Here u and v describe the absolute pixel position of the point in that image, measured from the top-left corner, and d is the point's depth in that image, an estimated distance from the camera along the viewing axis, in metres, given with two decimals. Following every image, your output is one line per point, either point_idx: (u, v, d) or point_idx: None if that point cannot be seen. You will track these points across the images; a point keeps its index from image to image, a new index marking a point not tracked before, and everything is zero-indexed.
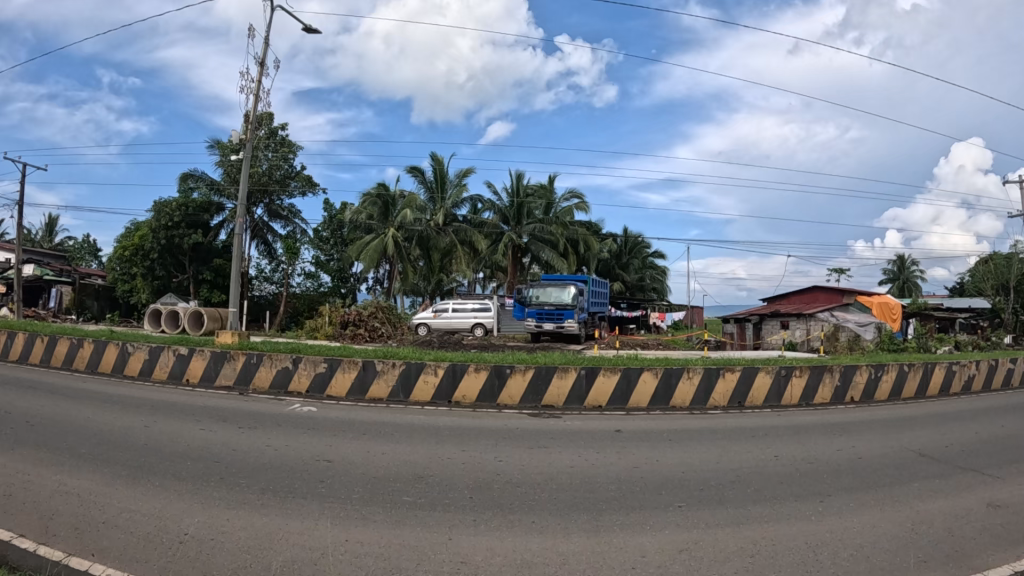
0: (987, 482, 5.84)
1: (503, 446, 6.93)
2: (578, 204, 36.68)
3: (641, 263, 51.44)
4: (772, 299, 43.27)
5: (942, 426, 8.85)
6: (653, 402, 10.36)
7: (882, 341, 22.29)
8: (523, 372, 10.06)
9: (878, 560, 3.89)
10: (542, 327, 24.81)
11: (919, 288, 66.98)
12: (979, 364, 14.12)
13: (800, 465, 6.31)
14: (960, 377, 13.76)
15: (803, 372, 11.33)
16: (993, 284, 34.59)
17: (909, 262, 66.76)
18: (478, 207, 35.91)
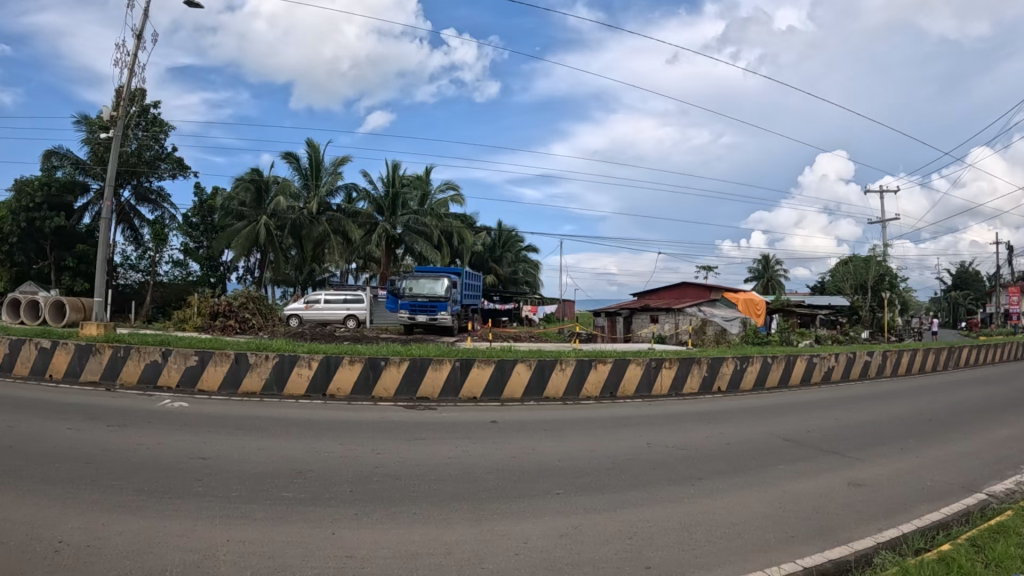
0: (847, 464, 6.30)
1: (383, 438, 6.93)
2: (454, 196, 36.90)
3: (515, 257, 52.29)
4: (643, 295, 44.69)
5: (803, 413, 9.42)
6: (527, 393, 10.58)
7: (748, 335, 23.44)
8: (397, 364, 10.06)
9: (748, 536, 4.15)
10: (415, 319, 24.79)
11: (781, 286, 70.81)
12: (837, 356, 15.09)
13: (671, 451, 6.62)
14: (820, 368, 14.66)
15: (672, 363, 11.82)
16: (852, 283, 36.89)
17: (773, 262, 70.37)
18: (352, 196, 35.25)
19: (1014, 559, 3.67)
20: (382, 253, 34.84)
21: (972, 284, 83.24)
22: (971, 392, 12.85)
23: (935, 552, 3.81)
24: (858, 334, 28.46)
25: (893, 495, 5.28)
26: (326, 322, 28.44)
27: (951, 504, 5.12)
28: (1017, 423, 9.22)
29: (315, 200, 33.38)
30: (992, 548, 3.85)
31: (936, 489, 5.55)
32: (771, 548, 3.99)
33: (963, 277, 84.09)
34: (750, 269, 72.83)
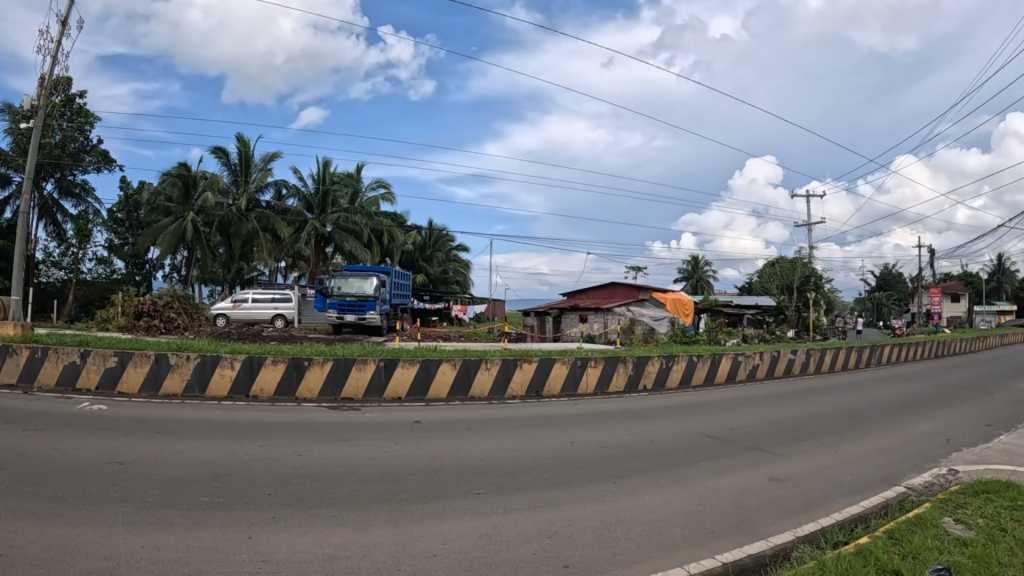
0: (768, 459, 6.43)
1: (304, 440, 6.82)
2: (385, 194, 36.72)
3: (444, 256, 52.44)
4: (574, 294, 45.05)
5: (726, 410, 9.59)
6: (452, 393, 10.57)
7: (676, 334, 23.81)
8: (321, 364, 9.94)
9: (668, 533, 4.20)
10: (344, 318, 24.54)
11: (710, 286, 72.19)
12: (761, 355, 15.41)
13: (595, 450, 6.67)
14: (745, 367, 14.96)
15: (598, 362, 11.95)
16: (779, 284, 37.80)
17: (702, 262, 71.68)
18: (281, 193, 34.39)
19: (925, 551, 3.78)
20: (312, 250, 34.65)
21: (895, 285, 86.21)
22: (890, 389, 13.28)
23: (852, 544, 3.91)
24: (783, 334, 29.19)
25: (812, 489, 5.41)
26: (254, 322, 27.92)
27: (867, 497, 5.26)
28: (930, 418, 9.55)
29: (245, 196, 32.56)
30: (906, 541, 3.96)
31: (854, 482, 5.70)
32: (691, 544, 4.03)
33: (886, 278, 87.07)
34: (679, 270, 74.07)
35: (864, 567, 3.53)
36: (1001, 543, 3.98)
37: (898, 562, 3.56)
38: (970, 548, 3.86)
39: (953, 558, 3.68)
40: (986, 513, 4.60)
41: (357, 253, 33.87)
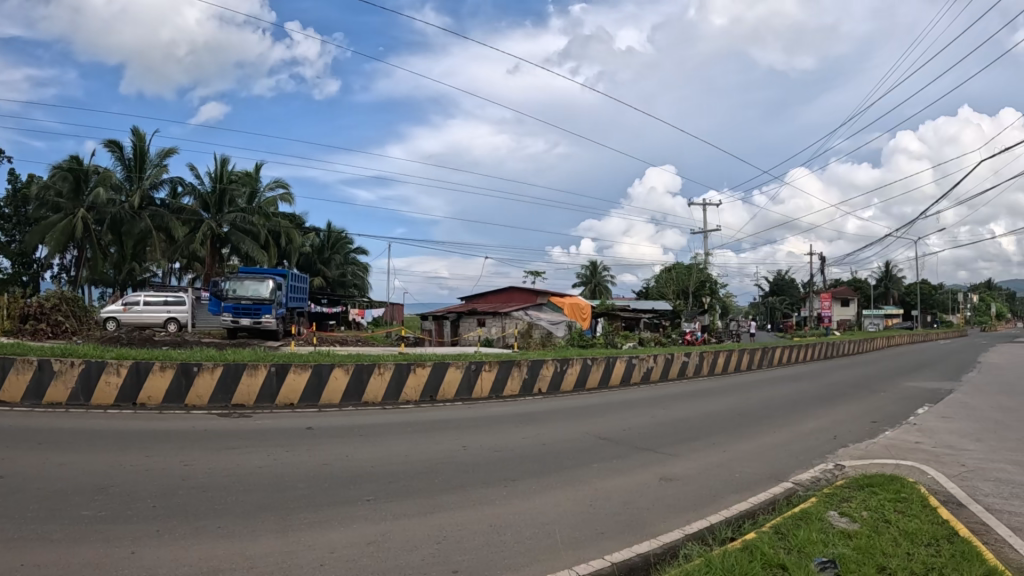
0: (660, 459, 6.59)
1: (191, 449, 6.61)
2: (283, 195, 36.16)
3: (343, 259, 51.75)
4: (474, 297, 45.18)
5: (618, 412, 9.79)
6: (345, 398, 10.45)
7: (573, 337, 24.20)
8: (211, 370, 9.67)
9: (558, 535, 4.25)
10: (238, 322, 23.95)
11: (609, 290, 73.73)
12: (655, 357, 15.82)
13: (489, 453, 6.70)
14: (639, 369, 15.33)
15: (492, 366, 12.05)
16: (674, 289, 38.72)
17: (601, 267, 73.19)
18: (177, 191, 33.63)
19: (809, 544, 3.94)
20: (207, 253, 33.78)
21: (787, 290, 89.95)
22: (780, 389, 13.82)
23: (739, 541, 4.04)
24: (679, 337, 30.10)
25: (701, 487, 5.58)
26: (144, 326, 26.93)
27: (756, 493, 5.46)
28: (813, 416, 10.00)
29: (138, 193, 31.55)
30: (793, 535, 4.11)
31: (739, 480, 5.91)
32: (585, 546, 4.10)
33: (779, 284, 90.84)
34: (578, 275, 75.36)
35: (751, 561, 3.65)
36: (880, 534, 4.19)
37: (782, 556, 3.70)
38: (852, 540, 4.04)
39: (837, 551, 3.85)
40: (867, 505, 4.84)
41: (255, 255, 33.34)
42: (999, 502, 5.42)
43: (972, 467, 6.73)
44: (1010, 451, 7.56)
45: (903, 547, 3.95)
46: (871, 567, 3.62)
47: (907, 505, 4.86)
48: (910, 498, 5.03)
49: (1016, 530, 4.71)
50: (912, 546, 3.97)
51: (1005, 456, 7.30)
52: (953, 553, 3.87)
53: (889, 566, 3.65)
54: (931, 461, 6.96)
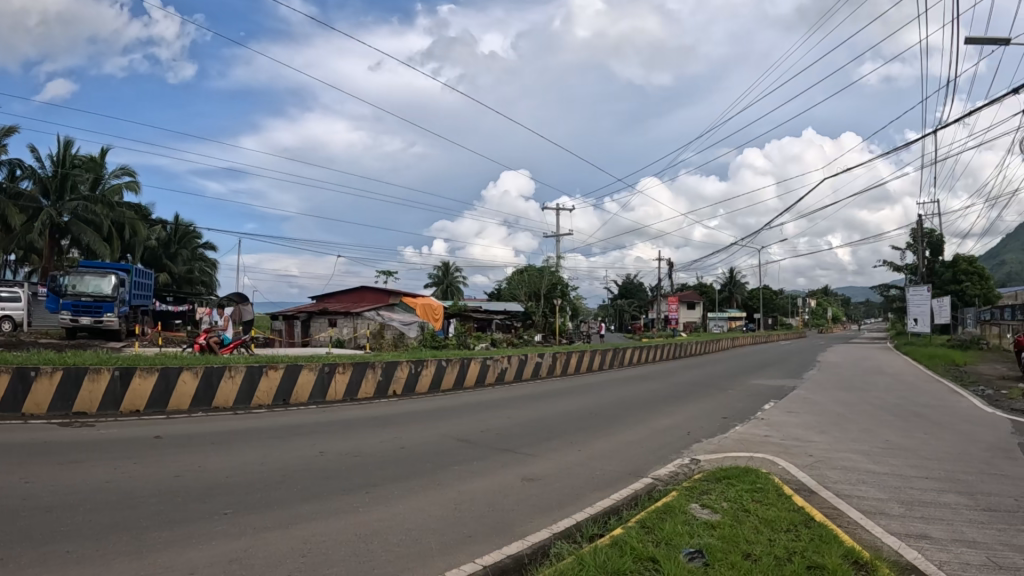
0: (519, 460, 6.67)
1: (26, 464, 6.02)
2: (130, 183, 33.93)
3: (189, 254, 49.05)
4: (325, 297, 43.97)
5: (478, 413, 9.84)
6: (195, 404, 9.88)
7: (426, 338, 24.06)
8: (50, 376, 8.86)
9: (426, 540, 4.22)
10: (78, 321, 22.12)
11: (460, 292, 74.04)
12: (509, 358, 16.04)
13: (348, 459, 6.54)
14: (493, 370, 15.49)
15: (346, 368, 11.77)
16: (526, 291, 39.69)
17: (453, 268, 73.35)
18: (13, 173, 30.64)
19: (676, 536, 4.11)
20: (44, 244, 31.13)
21: (634, 293, 93.79)
22: (633, 388, 14.34)
23: (609, 537, 4.16)
24: (531, 338, 30.66)
25: (563, 486, 5.70)
26: None
27: (620, 490, 5.64)
28: (668, 413, 10.47)
29: None
30: (658, 528, 4.28)
31: (600, 477, 6.09)
32: (459, 549, 4.10)
33: (628, 288, 94.38)
34: (430, 275, 75.15)
35: (622, 556, 3.77)
36: (743, 523, 4.44)
37: (651, 549, 3.85)
38: (717, 530, 4.26)
39: (703, 541, 4.05)
40: (728, 496, 5.11)
41: (97, 247, 31.17)
42: (844, 488, 5.91)
43: (817, 457, 7.27)
44: (849, 441, 8.24)
45: (764, 534, 4.22)
46: (736, 554, 3.84)
47: (760, 494, 5.18)
48: (766, 488, 5.37)
49: (863, 513, 5.15)
50: (772, 533, 4.24)
51: (846, 446, 7.95)
52: (808, 539, 4.16)
53: (751, 553, 3.88)
54: (781, 453, 7.45)
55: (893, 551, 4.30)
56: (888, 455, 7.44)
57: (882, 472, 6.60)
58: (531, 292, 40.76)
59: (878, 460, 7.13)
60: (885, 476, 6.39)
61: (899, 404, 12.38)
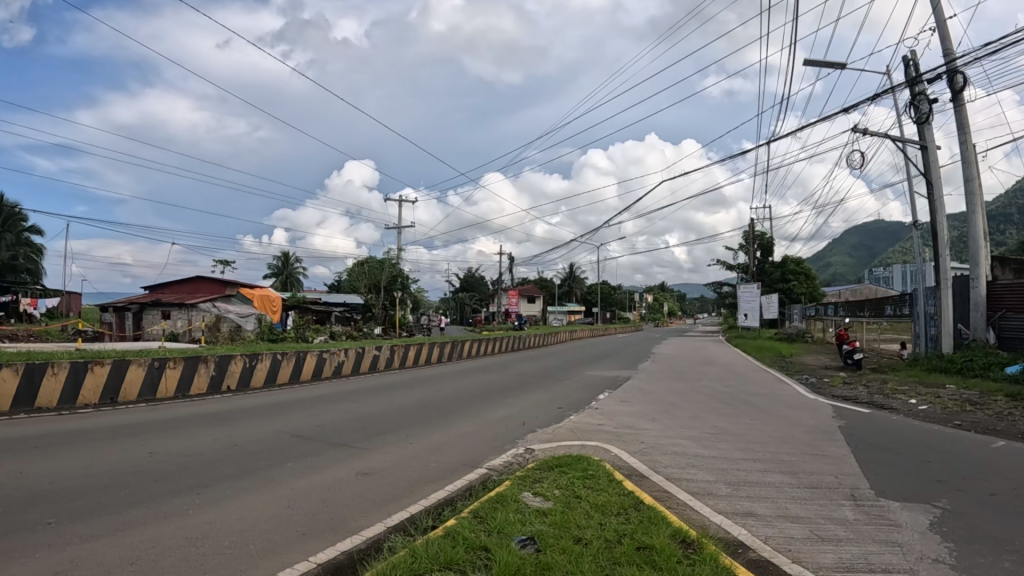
0: (354, 454, 6.53)
1: None
2: None
3: (10, 239, 45.12)
4: (158, 288, 41.66)
5: (315, 408, 9.56)
6: (14, 405, 9.04)
7: (262, 331, 23.27)
8: None
9: (260, 540, 4.04)
10: None
11: (300, 282, 72.11)
12: (346, 352, 15.71)
13: (178, 459, 6.16)
14: (330, 363, 15.13)
15: (177, 363, 11.12)
16: (366, 283, 38.68)
17: (293, 259, 71.21)
18: None
19: (508, 525, 4.15)
20: None
21: (476, 287, 94.83)
22: (471, 380, 14.42)
23: (442, 528, 4.14)
24: (371, 331, 30.39)
25: (397, 479, 5.63)
26: None
27: (454, 481, 5.64)
28: (506, 405, 10.60)
29: None
30: (491, 517, 4.31)
31: (436, 469, 6.06)
32: (293, 548, 3.96)
33: (469, 280, 95.14)
34: (269, 265, 72.55)
35: (455, 547, 3.76)
36: (574, 508, 4.55)
37: (484, 539, 3.87)
38: (548, 517, 4.34)
39: (535, 528, 4.11)
40: (559, 484, 5.23)
41: None
42: (676, 472, 6.19)
43: (649, 443, 7.58)
44: (680, 428, 8.65)
45: (595, 518, 4.34)
46: (568, 539, 3.93)
47: (592, 480, 5.34)
48: (596, 474, 5.54)
49: (693, 494, 5.42)
50: (602, 517, 4.37)
51: (677, 432, 8.35)
52: (639, 520, 4.33)
53: (583, 537, 3.99)
54: (613, 440, 7.72)
55: (719, 528, 4.55)
56: (716, 440, 7.86)
57: (710, 455, 6.96)
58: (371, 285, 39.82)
59: (708, 444, 7.53)
60: (713, 459, 6.76)
61: (728, 392, 13.15)
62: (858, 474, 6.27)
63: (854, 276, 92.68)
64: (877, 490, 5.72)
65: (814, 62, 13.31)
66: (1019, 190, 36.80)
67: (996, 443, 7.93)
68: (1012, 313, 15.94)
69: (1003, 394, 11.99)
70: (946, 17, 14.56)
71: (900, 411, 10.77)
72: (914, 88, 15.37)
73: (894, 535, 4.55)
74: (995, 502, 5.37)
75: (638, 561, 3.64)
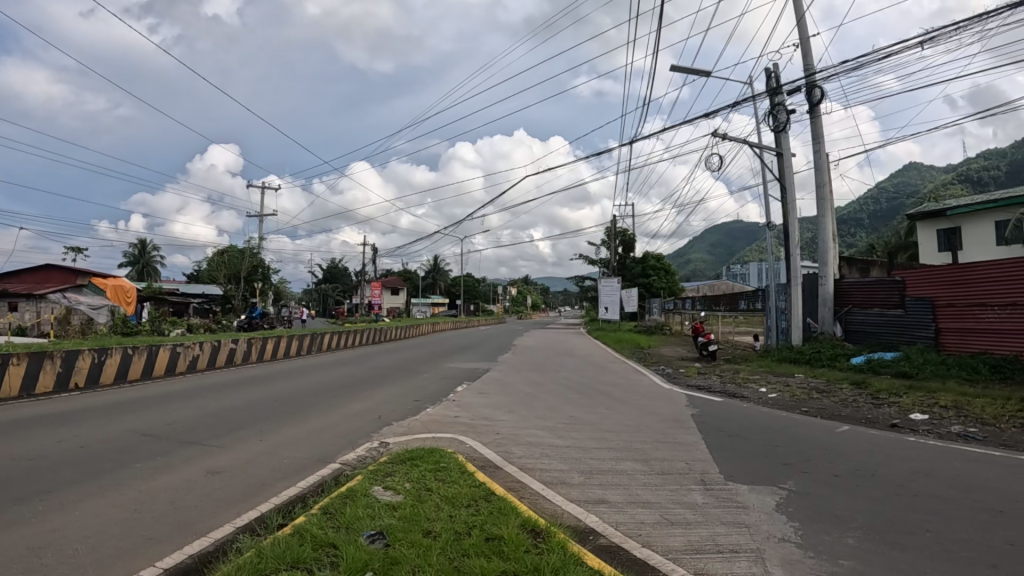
0: (205, 453, 6.23)
1: None
2: None
3: None
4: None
5: (167, 406, 9.09)
6: None
7: (115, 323, 22.02)
8: None
9: (105, 547, 3.77)
10: None
11: (157, 271, 68.83)
12: (201, 345, 15.03)
13: (16, 464, 5.69)
14: (184, 358, 14.45)
15: (20, 359, 10.32)
16: (225, 274, 37.37)
17: (151, 247, 67.84)
18: None
19: (358, 520, 4.05)
20: None
21: (340, 278, 93.36)
22: (328, 373, 14.12)
23: (290, 526, 3.99)
24: (229, 323, 29.31)
25: (250, 477, 5.42)
26: None
27: (307, 477, 5.48)
28: (364, 398, 10.44)
29: None
30: (341, 513, 4.20)
31: (289, 465, 5.87)
32: (141, 553, 3.71)
33: (333, 272, 93.50)
34: (123, 253, 68.77)
35: (302, 545, 3.63)
36: (424, 502, 4.50)
37: (332, 535, 3.76)
38: (398, 511, 4.27)
39: (385, 522, 4.03)
40: (411, 477, 5.17)
41: None
42: (529, 462, 6.23)
43: (505, 434, 7.63)
44: (537, 418, 8.75)
45: (444, 510, 4.30)
46: (417, 532, 3.87)
47: (444, 472, 5.31)
48: (449, 466, 5.52)
49: (547, 484, 5.48)
50: (452, 509, 4.35)
51: (534, 422, 8.44)
52: (489, 511, 4.33)
53: (432, 529, 3.95)
54: (468, 432, 7.73)
55: (570, 516, 4.61)
56: (571, 429, 8.00)
57: (564, 444, 7.07)
58: (231, 275, 38.47)
59: (563, 434, 7.64)
60: (567, 449, 6.86)
61: (584, 383, 13.46)
62: (706, 459, 6.52)
63: (712, 272, 97.11)
64: (725, 474, 5.96)
65: (682, 69, 13.81)
66: (865, 199, 39.55)
67: (838, 427, 8.43)
68: (857, 309, 17.06)
69: (848, 382, 12.80)
70: (807, 34, 15.44)
71: (752, 399, 11.31)
72: (773, 99, 16.21)
73: (742, 517, 4.74)
74: (833, 483, 5.69)
75: (487, 551, 3.63)
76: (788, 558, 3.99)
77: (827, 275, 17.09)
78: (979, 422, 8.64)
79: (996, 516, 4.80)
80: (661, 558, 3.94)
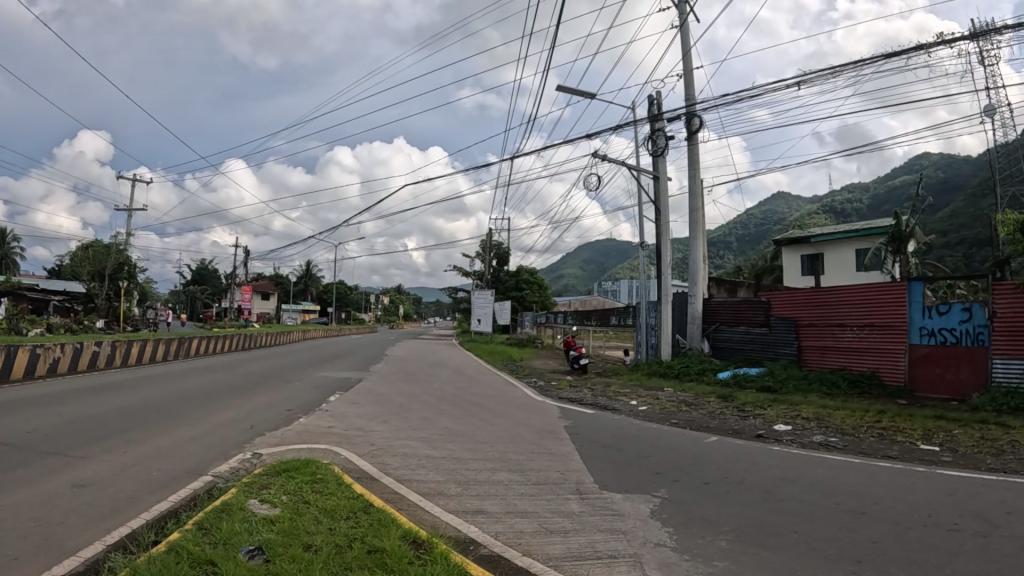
0: (66, 465, 5.82)
1: None
2: None
3: None
4: None
5: (23, 411, 8.43)
6: None
7: None
8: None
9: None
10: None
11: (15, 264, 63.99)
12: (63, 346, 14.07)
13: None
14: (44, 360, 13.46)
15: None
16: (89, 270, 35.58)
17: (10, 237, 63.04)
18: None
19: (235, 535, 3.89)
20: None
21: (209, 279, 89.61)
22: (195, 379, 13.50)
23: (163, 543, 3.79)
24: (90, 323, 27.64)
25: (117, 490, 5.08)
26: None
27: (178, 490, 5.22)
28: (236, 406, 10.06)
29: None
30: (215, 528, 4.02)
31: (159, 477, 5.58)
32: None
33: (202, 273, 89.59)
34: None
35: (179, 563, 3.46)
36: (303, 515, 4.38)
37: (211, 551, 3.60)
38: (276, 524, 4.13)
39: (263, 537, 3.90)
40: (287, 489, 5.02)
41: None
42: (405, 474, 6.17)
43: (380, 445, 7.51)
44: (412, 429, 8.66)
45: (323, 523, 4.20)
46: (297, 547, 3.76)
47: (321, 484, 5.19)
48: (325, 478, 5.39)
49: (424, 494, 5.44)
50: (332, 522, 4.25)
51: (407, 433, 8.36)
52: (369, 523, 4.26)
53: (313, 543, 3.84)
54: (343, 442, 7.56)
55: (449, 527, 4.60)
56: (446, 440, 7.97)
57: (440, 456, 7.04)
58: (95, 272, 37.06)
59: (438, 445, 7.61)
60: (442, 460, 6.84)
61: (460, 394, 13.45)
62: (580, 469, 6.65)
63: (586, 288, 99.43)
64: (600, 483, 6.10)
65: (569, 90, 14.16)
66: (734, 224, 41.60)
67: (707, 438, 8.82)
68: (723, 327, 17.89)
69: (715, 396, 13.36)
70: (691, 65, 16.14)
71: (623, 411, 11.64)
72: (654, 124, 16.84)
73: (618, 524, 4.87)
74: (705, 490, 5.96)
75: (371, 564, 3.57)
76: (665, 561, 4.14)
77: (695, 294, 17.84)
78: (838, 432, 9.26)
79: (856, 517, 5.15)
80: (543, 566, 3.99)
